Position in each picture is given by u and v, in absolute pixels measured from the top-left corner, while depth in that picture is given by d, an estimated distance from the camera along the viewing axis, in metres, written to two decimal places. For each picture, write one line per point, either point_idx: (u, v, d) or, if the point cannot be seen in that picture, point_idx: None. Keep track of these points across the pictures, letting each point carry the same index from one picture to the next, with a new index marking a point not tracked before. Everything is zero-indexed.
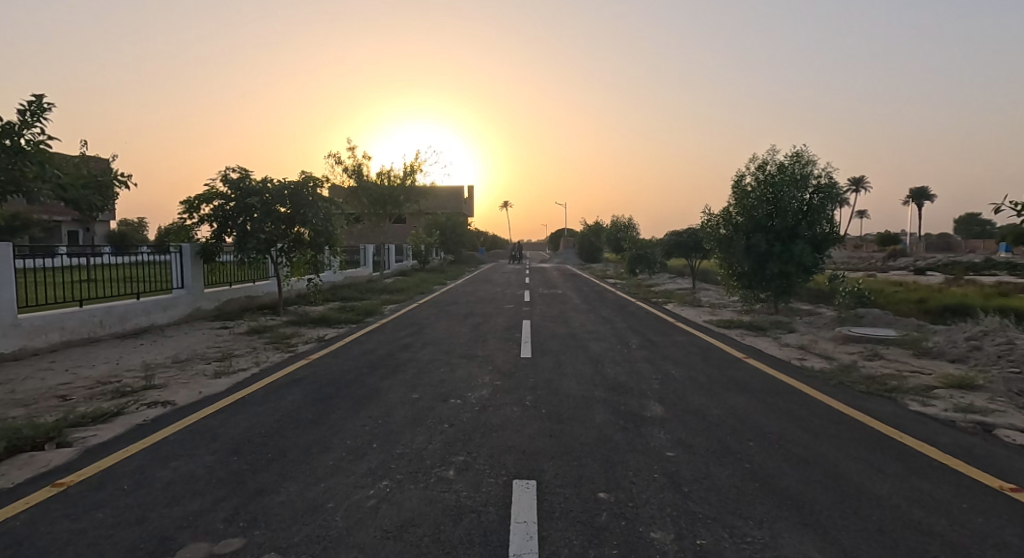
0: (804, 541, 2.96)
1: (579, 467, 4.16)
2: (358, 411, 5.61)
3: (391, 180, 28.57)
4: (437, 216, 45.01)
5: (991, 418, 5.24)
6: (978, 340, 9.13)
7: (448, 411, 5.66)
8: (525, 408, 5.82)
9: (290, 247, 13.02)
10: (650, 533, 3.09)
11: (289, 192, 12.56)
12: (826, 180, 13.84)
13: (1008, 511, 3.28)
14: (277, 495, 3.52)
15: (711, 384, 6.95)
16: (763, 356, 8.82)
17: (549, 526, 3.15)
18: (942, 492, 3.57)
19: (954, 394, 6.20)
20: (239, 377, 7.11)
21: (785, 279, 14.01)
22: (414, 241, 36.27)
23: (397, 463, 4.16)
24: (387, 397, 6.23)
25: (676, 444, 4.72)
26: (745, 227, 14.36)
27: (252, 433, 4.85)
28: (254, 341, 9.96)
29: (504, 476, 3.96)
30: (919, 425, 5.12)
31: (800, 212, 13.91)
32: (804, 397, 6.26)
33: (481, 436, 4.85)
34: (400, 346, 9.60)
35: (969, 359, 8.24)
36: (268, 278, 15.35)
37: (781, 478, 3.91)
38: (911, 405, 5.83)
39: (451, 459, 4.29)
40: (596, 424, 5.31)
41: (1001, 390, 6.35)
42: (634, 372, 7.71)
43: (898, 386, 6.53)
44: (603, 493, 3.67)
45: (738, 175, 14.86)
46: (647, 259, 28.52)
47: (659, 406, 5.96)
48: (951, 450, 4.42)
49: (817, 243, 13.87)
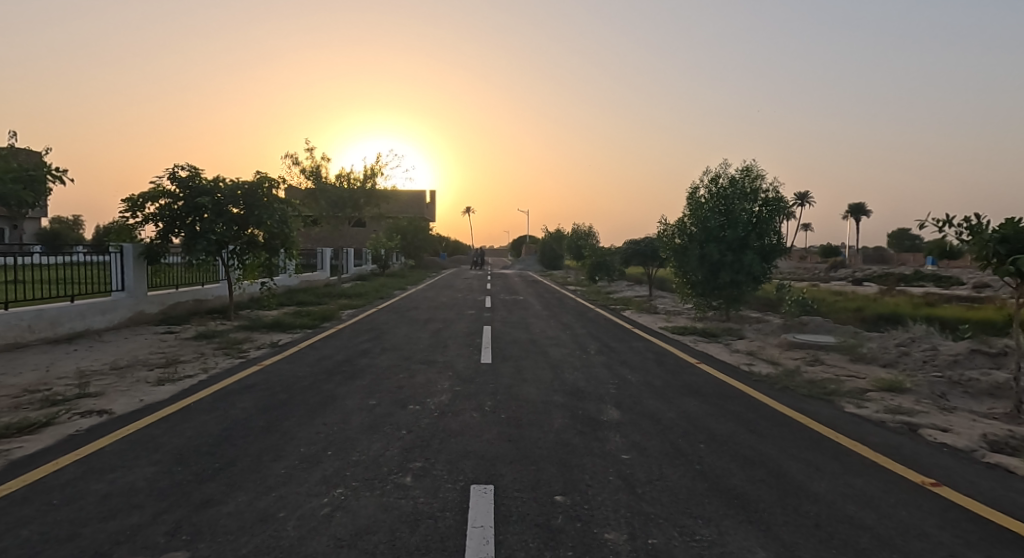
0: (748, 538, 3.11)
1: (537, 471, 4.22)
2: (312, 418, 5.50)
3: (351, 183, 27.34)
4: (397, 222, 44.29)
5: (916, 418, 5.64)
6: (906, 345, 9.80)
7: (407, 417, 5.62)
8: (484, 414, 5.85)
9: (242, 249, 12.61)
10: (604, 534, 3.18)
11: (242, 192, 12.26)
12: (773, 194, 14.61)
13: (928, 503, 3.54)
14: (225, 506, 3.42)
15: (666, 389, 7.18)
16: (715, 362, 9.17)
17: (506, 530, 3.20)
18: (872, 488, 3.82)
19: (885, 397, 6.62)
20: (185, 384, 6.83)
21: (736, 287, 14.56)
22: (374, 247, 35.43)
23: (353, 470, 4.11)
24: (344, 403, 6.13)
25: (631, 447, 4.86)
26: (699, 237, 14.87)
27: (198, 442, 4.69)
28: (202, 346, 9.61)
29: (462, 481, 3.98)
30: (854, 426, 5.45)
31: (750, 224, 14.54)
32: (751, 400, 6.56)
33: (439, 442, 4.86)
34: (358, 352, 9.45)
35: (899, 364, 8.81)
36: (217, 281, 14.79)
37: (728, 478, 4.09)
38: (848, 407, 6.19)
39: (408, 465, 4.27)
40: (554, 428, 5.39)
41: (925, 392, 6.84)
42: (592, 378, 7.86)
43: (836, 390, 6.93)
44: (560, 496, 3.75)
45: (693, 188, 15.46)
46: (607, 267, 29.28)
47: (616, 410, 6.11)
48: (881, 448, 4.73)
49: (766, 254, 14.51)
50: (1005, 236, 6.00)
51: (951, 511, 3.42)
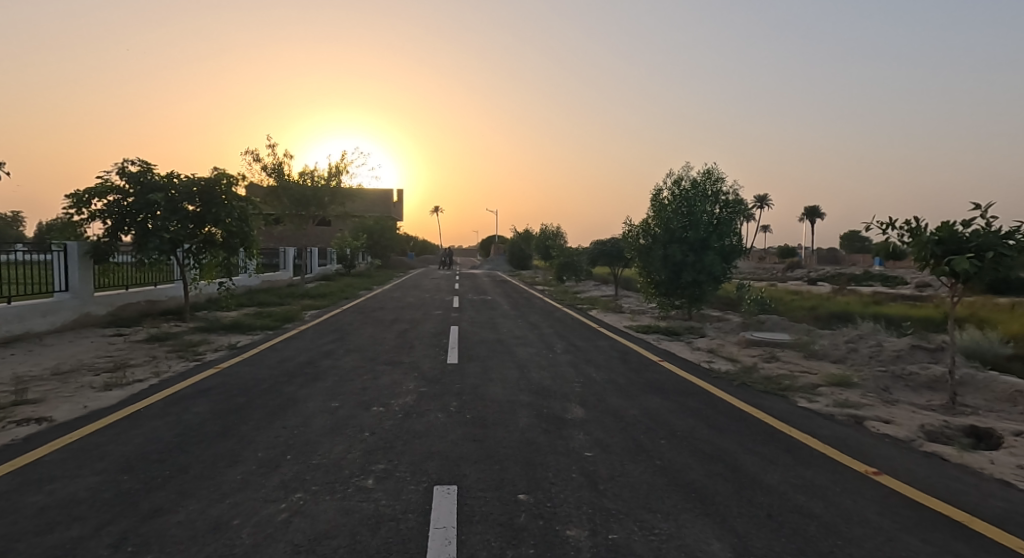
0: (703, 531, 3.19)
1: (502, 470, 4.23)
2: (271, 422, 5.35)
3: (314, 181, 26.66)
4: (363, 220, 43.54)
5: (862, 411, 5.91)
6: (854, 342, 10.25)
7: (370, 419, 5.55)
8: (450, 414, 5.82)
9: (199, 248, 12.19)
10: (566, 531, 3.21)
11: (198, 188, 11.82)
12: (733, 196, 15.11)
13: (871, 491, 3.72)
14: (175, 515, 3.30)
15: (629, 386, 7.30)
16: (676, 359, 9.39)
17: (468, 530, 3.19)
18: (821, 478, 3.98)
19: (834, 391, 6.92)
20: (134, 389, 6.55)
21: (697, 287, 14.94)
22: (338, 246, 34.69)
23: (313, 474, 4.03)
24: (305, 406, 5.99)
25: (595, 444, 4.92)
26: (662, 237, 15.17)
27: (148, 449, 4.50)
28: (155, 349, 9.24)
29: (425, 482, 3.95)
30: (806, 419, 5.66)
31: (711, 226, 14.97)
32: (711, 396, 6.74)
33: (403, 444, 4.81)
34: (321, 354, 9.25)
35: (848, 359, 9.21)
36: (171, 282, 14.24)
37: (688, 472, 4.19)
38: (800, 401, 6.44)
39: (371, 468, 4.22)
40: (519, 427, 5.41)
41: (872, 386, 7.17)
42: (557, 376, 7.92)
43: (790, 385, 7.19)
44: (523, 494, 3.77)
45: (656, 190, 15.78)
46: (574, 267, 29.54)
47: (580, 409, 6.18)
48: (830, 440, 4.93)
49: (726, 254, 14.95)
50: (941, 238, 6.36)
51: (892, 498, 3.60)
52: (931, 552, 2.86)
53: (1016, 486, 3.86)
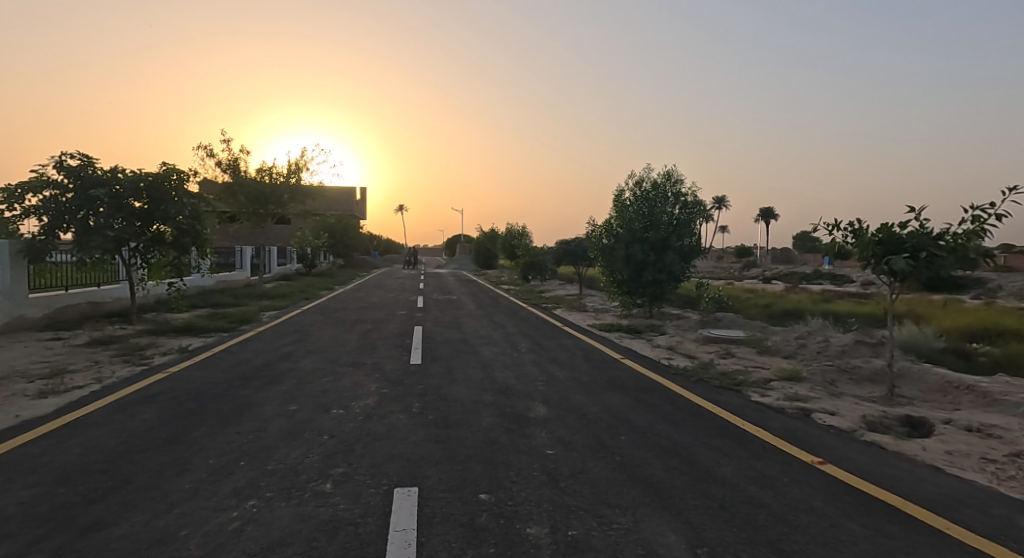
0: (659, 524, 3.27)
1: (464, 471, 4.21)
2: (224, 428, 5.17)
3: (273, 178, 25.82)
4: (325, 219, 42.52)
5: (810, 403, 6.17)
6: (804, 338, 10.70)
7: (330, 422, 5.43)
8: (412, 416, 5.76)
9: (146, 247, 11.69)
10: (527, 529, 3.23)
11: (145, 184, 11.33)
12: (692, 197, 15.51)
13: (816, 480, 3.89)
14: (117, 527, 3.15)
15: (591, 384, 7.40)
16: (637, 357, 9.58)
17: (429, 532, 3.17)
18: (771, 469, 4.14)
19: (784, 385, 7.20)
20: (73, 396, 6.21)
21: (658, 286, 15.26)
22: (299, 244, 33.72)
23: (268, 480, 3.92)
24: (261, 410, 5.82)
25: (556, 442, 4.96)
26: (624, 237, 15.41)
27: (88, 459, 4.27)
28: (97, 353, 8.78)
29: (385, 485, 3.90)
30: (758, 413, 5.87)
31: (671, 226, 15.32)
32: (669, 392, 6.90)
33: (363, 446, 4.73)
34: (279, 356, 9.01)
35: (798, 355, 9.61)
36: (116, 283, 13.58)
37: (646, 467, 4.28)
38: (753, 396, 6.66)
39: (330, 472, 4.13)
40: (482, 427, 5.40)
41: (819, 380, 7.50)
42: (520, 376, 7.95)
43: (744, 380, 7.44)
44: (484, 494, 3.77)
45: (618, 190, 16.03)
46: (540, 266, 29.71)
47: (543, 407, 6.22)
48: (780, 432, 5.13)
49: (686, 254, 15.34)
50: (881, 239, 6.71)
51: (835, 486, 3.77)
52: (869, 536, 3.01)
53: (946, 471, 4.11)
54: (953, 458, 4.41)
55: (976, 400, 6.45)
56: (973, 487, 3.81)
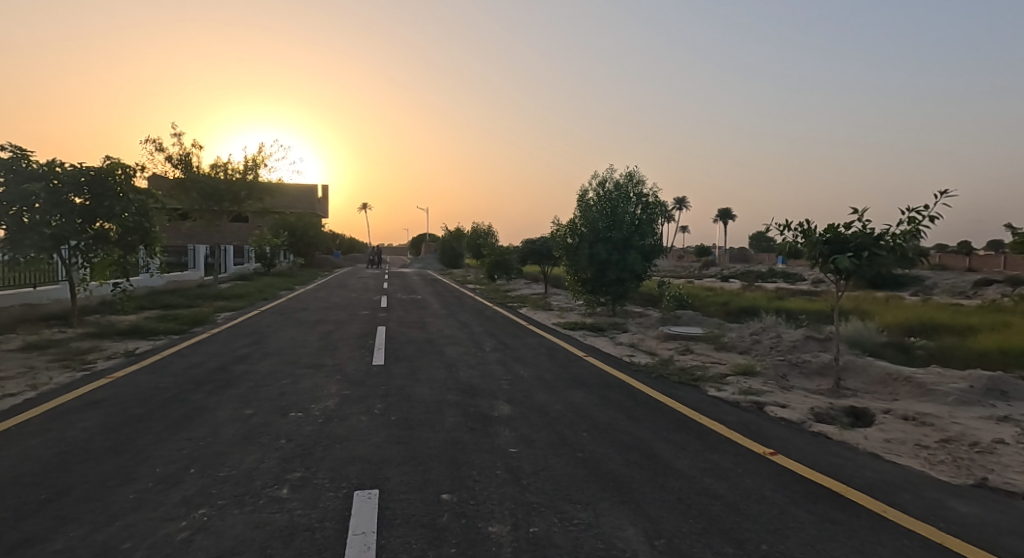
0: (618, 517, 3.32)
1: (426, 471, 4.18)
2: (174, 434, 4.96)
3: (229, 173, 24.76)
4: (285, 217, 41.32)
5: (763, 397, 6.39)
6: (758, 334, 11.09)
7: (287, 426, 5.29)
8: (373, 417, 5.66)
9: (89, 245, 11.08)
10: (488, 527, 3.22)
11: (87, 179, 10.72)
12: (653, 198, 15.83)
13: (767, 470, 4.03)
14: (54, 542, 2.98)
15: (555, 382, 7.46)
16: (600, 354, 9.72)
17: (389, 534, 3.13)
18: (726, 461, 4.27)
19: (740, 380, 7.44)
20: (5, 405, 5.83)
21: (621, 284, 15.50)
22: (256, 243, 32.62)
23: (220, 488, 3.78)
24: (214, 415, 5.62)
25: (519, 440, 4.98)
26: (588, 237, 15.58)
27: (21, 472, 4.02)
28: (34, 358, 8.28)
29: (345, 488, 3.82)
30: (714, 407, 6.04)
31: (633, 225, 15.59)
32: (630, 389, 7.02)
33: (322, 449, 4.63)
34: (234, 358, 8.71)
35: (752, 350, 9.95)
36: (55, 284, 12.85)
37: (607, 462, 4.34)
38: (710, 390, 6.86)
39: (286, 476, 4.02)
40: (445, 427, 5.37)
41: (772, 374, 7.78)
42: (485, 375, 7.94)
43: (701, 376, 7.65)
44: (446, 494, 3.75)
45: (582, 190, 16.20)
46: (505, 265, 29.74)
47: (507, 406, 6.23)
48: (734, 425, 5.30)
49: (647, 253, 15.63)
50: (828, 239, 7.01)
51: (784, 475, 3.92)
52: (815, 522, 3.14)
53: (884, 458, 4.34)
54: (891, 445, 4.65)
55: (912, 390, 6.82)
56: (909, 472, 4.04)
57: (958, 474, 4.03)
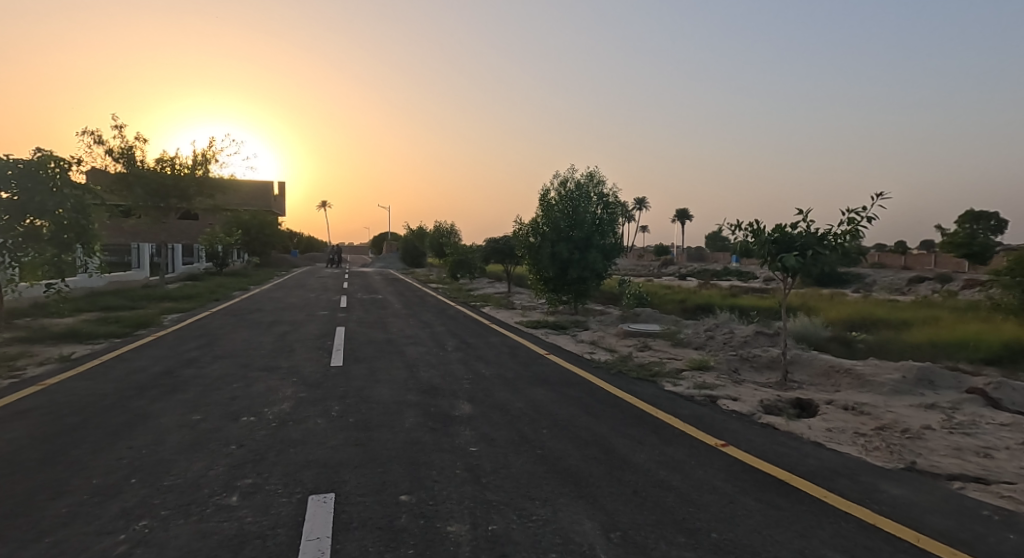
0: (576, 512, 3.35)
1: (383, 473, 4.11)
2: (113, 444, 4.70)
3: (176, 169, 23.72)
4: (238, 215, 39.87)
5: (716, 391, 6.59)
6: (712, 330, 11.45)
7: (238, 431, 5.11)
8: (330, 419, 5.53)
9: (17, 244, 10.19)
10: (447, 527, 3.20)
11: (15, 172, 10.12)
12: (613, 198, 16.08)
13: (719, 461, 4.16)
14: None
15: (516, 380, 7.47)
16: (562, 352, 9.81)
17: (344, 538, 3.06)
18: (680, 453, 4.37)
19: (694, 374, 7.65)
20: None
21: (582, 283, 15.69)
22: (207, 242, 31.30)
23: (164, 497, 3.61)
24: (159, 422, 5.36)
25: (480, 439, 4.96)
26: (550, 236, 15.68)
27: None
28: None
29: (299, 493, 3.71)
30: (670, 402, 6.19)
31: (594, 225, 15.79)
32: (590, 385, 7.11)
33: (275, 454, 4.48)
34: (181, 362, 8.34)
35: (707, 345, 10.26)
36: None
37: (566, 459, 4.38)
38: (666, 385, 7.02)
39: (236, 483, 3.87)
40: (405, 428, 5.29)
41: (725, 369, 8.04)
42: (446, 374, 7.88)
43: (658, 371, 7.83)
44: (404, 495, 3.69)
45: (544, 190, 16.29)
46: (468, 264, 29.61)
47: (468, 405, 6.20)
48: (688, 419, 5.44)
49: (608, 252, 15.87)
50: (776, 239, 7.29)
51: (734, 465, 4.05)
52: (762, 509, 3.26)
53: (826, 446, 4.54)
54: (832, 434, 4.88)
55: (852, 381, 7.18)
56: (848, 458, 4.25)
57: (890, 458, 4.26)
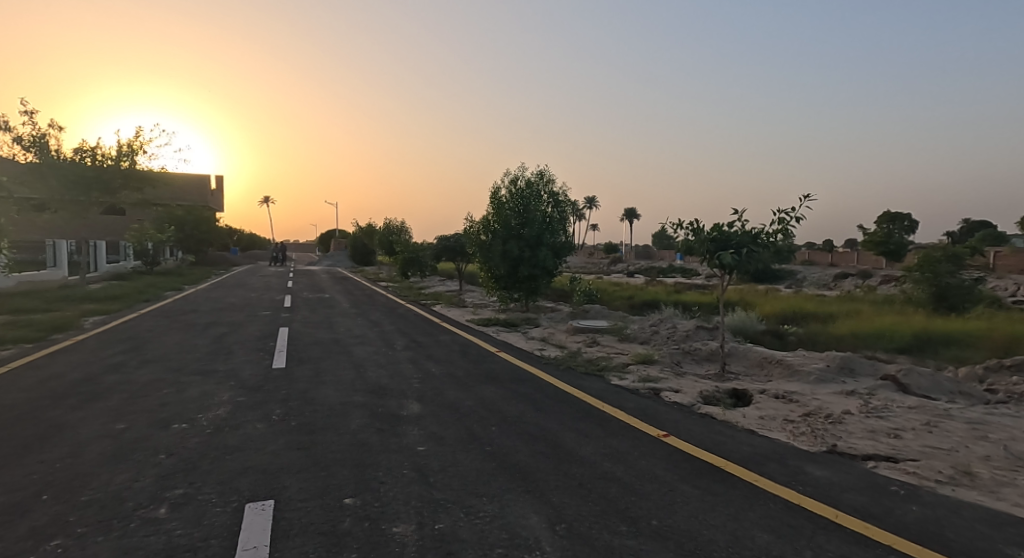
0: (522, 507, 3.36)
1: (326, 476, 3.98)
2: (23, 458, 4.32)
3: (97, 160, 22.38)
4: (171, 210, 37.66)
5: (660, 383, 6.79)
6: (656, 325, 11.80)
7: (168, 439, 4.81)
8: (271, 424, 5.31)
9: None
10: (393, 528, 3.13)
11: None
12: (563, 197, 16.25)
13: (661, 451, 4.28)
14: None
15: (466, 378, 7.43)
16: (512, 349, 9.83)
17: (284, 545, 2.93)
18: (625, 445, 4.47)
19: (639, 368, 7.87)
20: None
21: (533, 281, 15.80)
22: (135, 239, 29.35)
23: (82, 514, 3.35)
24: (78, 432, 4.97)
25: (428, 438, 4.89)
26: (501, 234, 15.69)
27: None
28: None
29: (235, 502, 3.54)
30: (617, 395, 6.32)
31: (545, 223, 15.90)
32: (540, 382, 7.16)
33: (210, 462, 4.26)
34: (105, 368, 7.78)
35: (652, 340, 10.57)
36: None
37: (514, 455, 4.39)
38: (613, 380, 7.18)
39: (165, 494, 3.65)
40: (350, 429, 5.16)
41: (668, 362, 8.31)
42: (394, 374, 7.72)
43: (606, 366, 7.99)
44: (349, 498, 3.59)
45: (494, 188, 16.25)
46: (419, 262, 29.17)
47: (417, 404, 6.10)
48: (633, 411, 5.58)
49: (558, 251, 16.03)
50: (714, 237, 7.58)
51: (675, 454, 4.18)
52: (699, 495, 3.38)
53: (757, 433, 4.77)
54: (764, 421, 5.12)
55: (783, 371, 7.58)
56: (777, 443, 4.48)
57: (814, 442, 4.52)
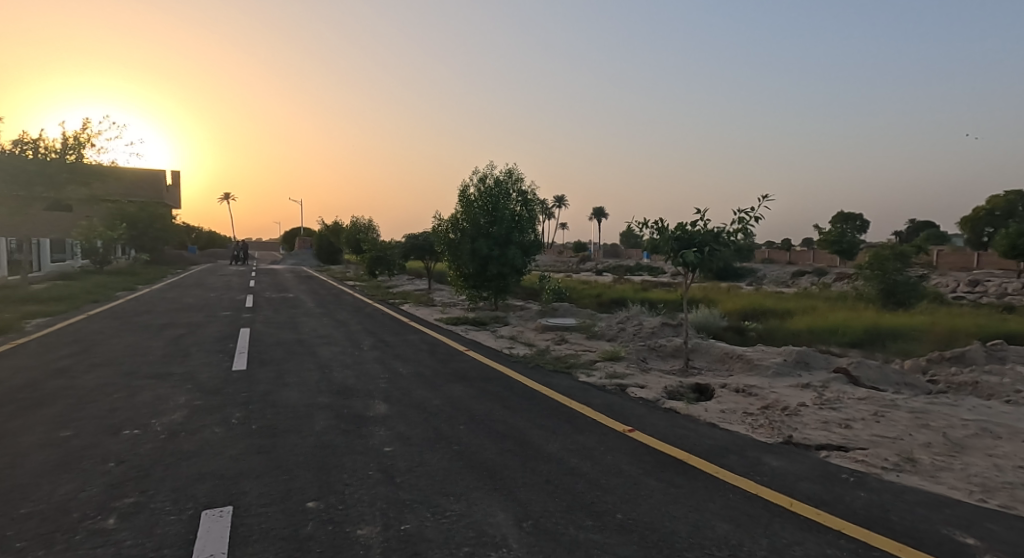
0: (489, 505, 3.34)
1: (289, 480, 3.87)
2: None
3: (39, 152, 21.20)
4: (123, 207, 36.04)
5: (626, 379, 6.89)
6: (624, 322, 11.96)
7: (120, 445, 4.60)
8: (230, 427, 5.14)
9: None
10: (356, 531, 3.06)
11: None
12: (531, 195, 16.28)
13: (627, 446, 4.34)
14: None
15: (434, 378, 7.35)
16: (481, 347, 9.79)
17: (242, 553, 2.83)
18: (592, 441, 4.50)
19: (607, 365, 7.96)
20: None
21: (502, 279, 15.78)
22: (84, 237, 27.95)
23: (22, 527, 3.16)
24: (19, 441, 4.70)
25: (395, 439, 4.82)
26: (470, 232, 15.61)
27: None
28: None
29: (191, 509, 3.41)
30: (585, 392, 6.36)
31: (514, 222, 15.89)
32: (508, 380, 7.15)
33: (164, 468, 4.09)
34: (50, 372, 7.39)
35: (618, 337, 10.71)
36: None
37: (482, 453, 4.36)
38: (580, 376, 7.23)
39: (115, 503, 3.49)
40: (314, 431, 5.04)
41: (634, 359, 8.42)
42: (360, 374, 7.58)
43: (574, 363, 8.05)
44: (311, 502, 3.50)
45: (463, 187, 16.16)
46: (386, 261, 28.72)
47: (383, 405, 6.00)
48: (600, 407, 5.63)
49: (527, 249, 16.04)
50: (678, 235, 7.72)
51: (641, 449, 4.24)
52: (663, 488, 3.43)
53: (719, 426, 4.88)
54: (724, 415, 5.25)
55: (743, 365, 7.80)
56: (738, 436, 4.59)
57: (772, 433, 4.66)
